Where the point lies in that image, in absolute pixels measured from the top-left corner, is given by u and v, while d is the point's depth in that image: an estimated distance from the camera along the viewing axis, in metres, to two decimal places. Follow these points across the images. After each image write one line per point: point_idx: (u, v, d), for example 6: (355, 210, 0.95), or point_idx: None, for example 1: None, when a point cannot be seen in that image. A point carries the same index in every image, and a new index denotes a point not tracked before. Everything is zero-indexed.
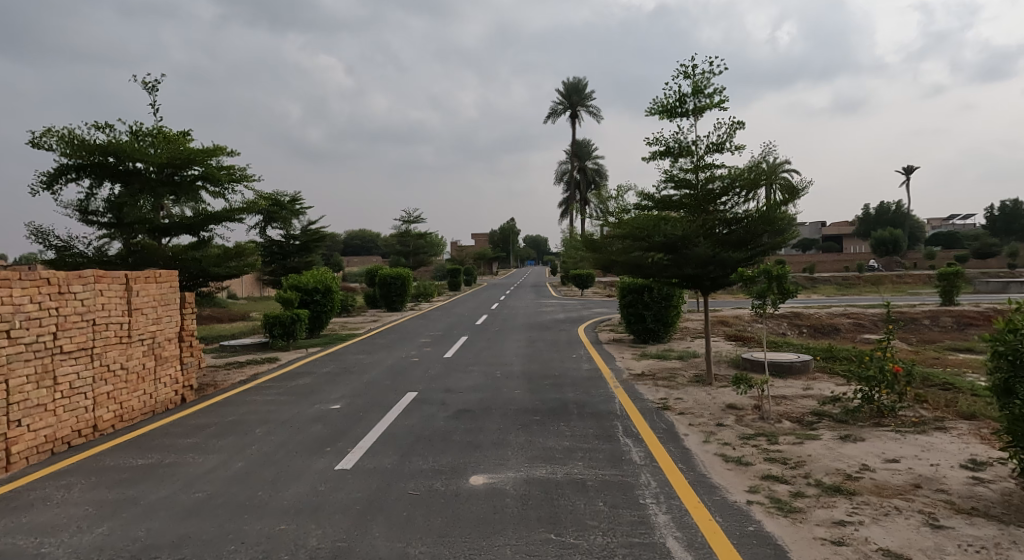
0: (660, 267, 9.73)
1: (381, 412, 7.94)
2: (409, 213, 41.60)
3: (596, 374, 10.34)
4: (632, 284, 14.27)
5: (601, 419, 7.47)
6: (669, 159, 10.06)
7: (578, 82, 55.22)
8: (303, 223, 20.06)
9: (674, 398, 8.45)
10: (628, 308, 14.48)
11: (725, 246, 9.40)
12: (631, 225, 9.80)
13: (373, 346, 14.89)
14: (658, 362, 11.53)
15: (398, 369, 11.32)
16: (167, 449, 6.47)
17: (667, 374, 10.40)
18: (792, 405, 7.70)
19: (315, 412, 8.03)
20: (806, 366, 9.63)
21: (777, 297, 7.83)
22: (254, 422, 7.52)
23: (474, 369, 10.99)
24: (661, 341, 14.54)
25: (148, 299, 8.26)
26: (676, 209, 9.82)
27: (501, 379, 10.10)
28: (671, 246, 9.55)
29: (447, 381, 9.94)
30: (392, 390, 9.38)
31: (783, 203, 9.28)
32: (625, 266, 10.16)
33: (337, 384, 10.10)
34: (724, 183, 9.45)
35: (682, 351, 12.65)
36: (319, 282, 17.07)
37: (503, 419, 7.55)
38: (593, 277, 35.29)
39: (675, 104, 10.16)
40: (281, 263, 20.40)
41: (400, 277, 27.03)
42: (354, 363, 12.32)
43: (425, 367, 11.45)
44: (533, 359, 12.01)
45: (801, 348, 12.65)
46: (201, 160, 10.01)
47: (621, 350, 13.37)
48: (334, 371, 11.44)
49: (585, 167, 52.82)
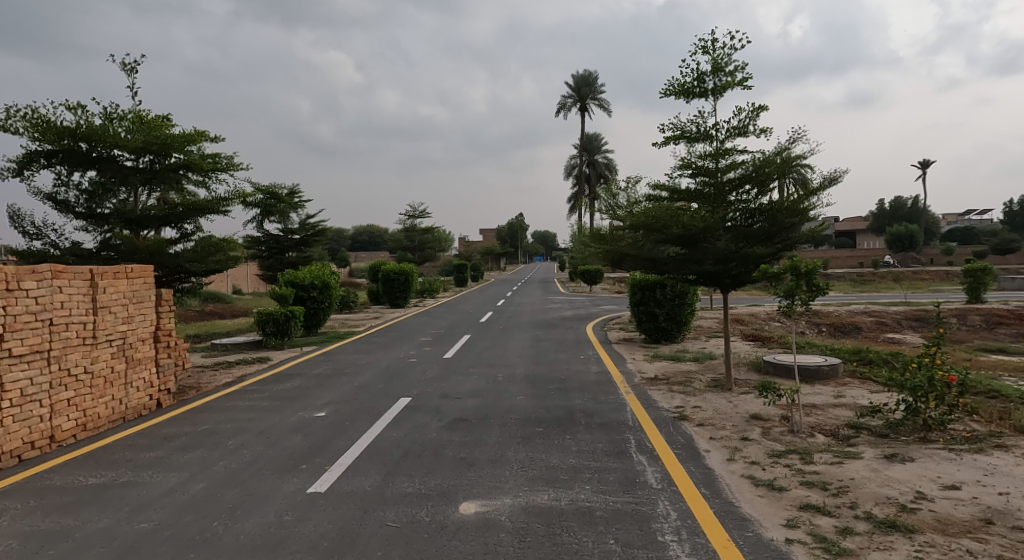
0: (676, 263, 9.00)
1: (369, 421, 7.23)
2: (415, 207, 40.86)
3: (606, 378, 9.60)
4: (644, 281, 13.49)
5: (611, 431, 6.71)
6: (686, 144, 9.29)
7: (588, 74, 54.31)
8: (302, 217, 19.38)
9: (692, 406, 7.70)
10: (639, 306, 13.71)
11: (747, 241, 8.61)
12: (643, 218, 9.08)
13: (372, 345, 14.18)
14: (672, 365, 10.77)
15: (394, 372, 10.62)
16: (124, 464, 5.78)
17: (682, 378, 9.63)
18: (825, 417, 6.92)
19: (297, 420, 7.33)
20: (834, 371, 8.91)
21: (807, 296, 6.99)
22: (229, 433, 6.83)
23: (474, 372, 10.27)
24: (674, 341, 13.76)
25: (117, 297, 7.58)
26: (692, 200, 9.07)
27: (502, 383, 9.37)
28: (688, 241, 8.84)
29: (445, 385, 9.22)
30: (383, 396, 8.66)
31: (812, 194, 8.46)
32: (638, 263, 9.43)
33: (327, 388, 9.40)
34: (745, 172, 8.68)
35: (697, 352, 11.89)
36: (319, 278, 16.40)
37: (503, 430, 6.82)
38: (602, 273, 34.54)
39: (693, 84, 9.39)
40: (280, 259, 19.69)
41: (404, 273, 26.34)
42: (349, 363, 11.63)
43: (423, 369, 10.74)
44: (539, 361, 11.26)
45: (826, 349, 11.86)
46: (182, 146, 9.29)
47: (632, 351, 12.61)
48: (326, 372, 10.75)
49: (595, 161, 51.97)
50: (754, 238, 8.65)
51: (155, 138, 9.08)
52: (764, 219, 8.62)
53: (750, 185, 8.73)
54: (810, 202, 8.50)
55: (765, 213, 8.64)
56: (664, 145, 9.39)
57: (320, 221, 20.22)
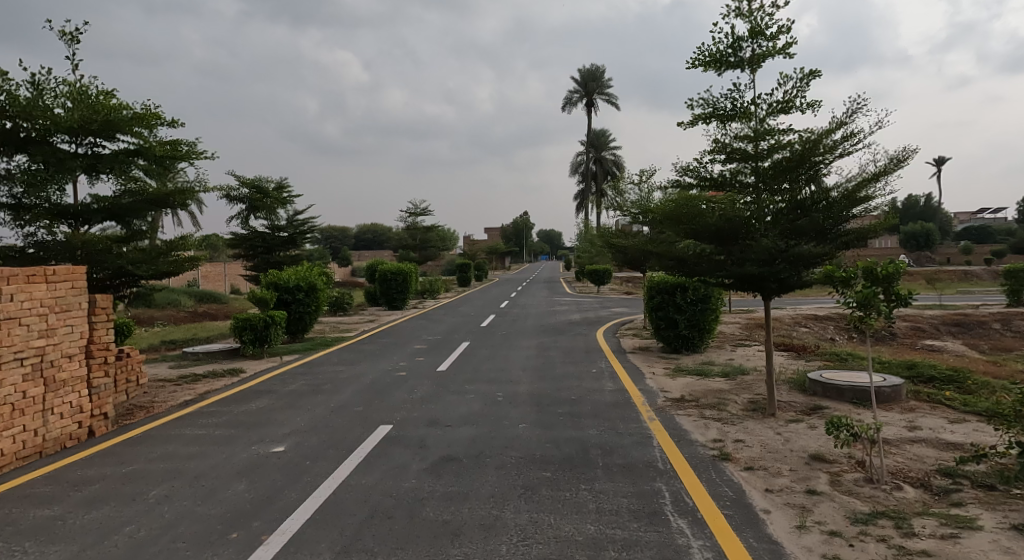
0: (706, 264, 7.57)
1: (335, 460, 5.87)
2: (415, 205, 39.60)
3: (623, 400, 8.19)
4: (664, 284, 12.07)
5: (637, 478, 5.32)
6: (719, 124, 7.87)
7: (595, 68, 52.94)
8: (290, 213, 17.94)
9: (734, 442, 6.28)
10: (656, 312, 12.29)
11: (794, 239, 7.10)
12: (668, 211, 7.68)
13: (359, 354, 12.81)
14: (698, 381, 9.38)
15: (378, 389, 9.25)
16: (4, 528, 4.41)
17: (713, 398, 8.23)
18: (906, 460, 5.52)
19: (248, 458, 5.95)
20: (896, 392, 7.52)
21: (888, 306, 5.51)
22: (159, 477, 5.46)
23: (470, 390, 8.90)
24: (695, 351, 12.34)
25: (31, 305, 6.22)
26: (727, 189, 7.62)
27: (503, 405, 8.01)
28: (722, 238, 7.42)
29: (434, 408, 7.84)
30: (360, 422, 7.28)
31: (875, 178, 6.92)
32: (660, 265, 8.02)
33: (300, 409, 8.08)
34: (791, 153, 7.20)
35: (725, 365, 10.50)
36: (304, 279, 15.08)
37: (502, 474, 5.44)
38: (610, 273, 33.18)
39: (726, 52, 7.96)
40: (267, 259, 18.35)
41: (402, 273, 25.07)
42: (329, 376, 10.29)
43: (413, 386, 9.37)
44: (545, 376, 9.87)
45: (872, 361, 10.45)
46: (129, 128, 7.90)
47: (651, 362, 11.22)
48: (302, 388, 9.39)
49: (602, 158, 50.56)
50: (801, 233, 7.13)
51: (93, 117, 7.62)
52: (815, 210, 7.08)
53: (797, 168, 7.21)
54: (872, 189, 6.95)
55: (816, 203, 7.12)
56: (692, 125, 7.97)
57: (310, 217, 18.81)
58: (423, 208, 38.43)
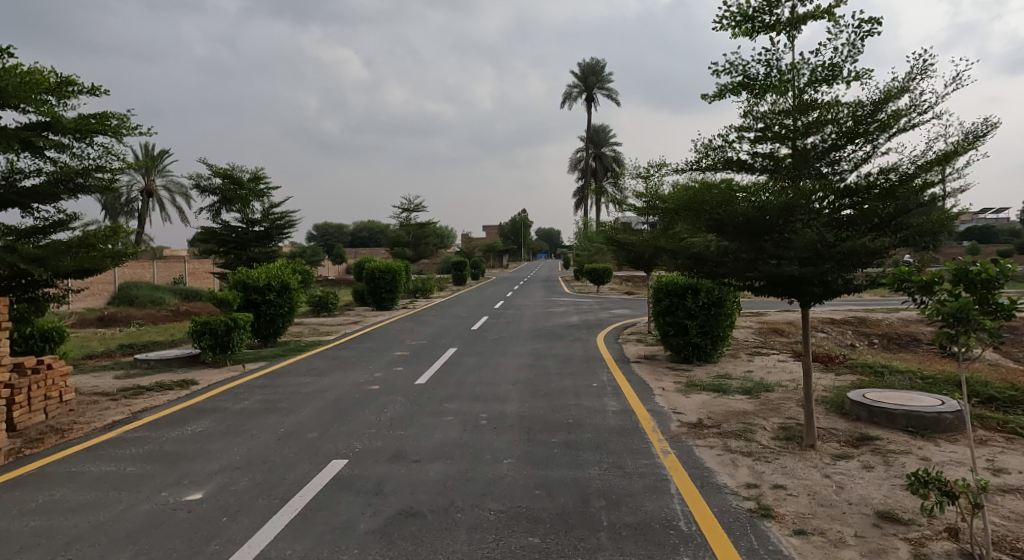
0: (730, 263, 6.21)
1: (261, 514, 4.55)
2: (409, 201, 38.36)
3: (630, 426, 6.87)
4: (674, 285, 10.80)
5: (654, 549, 4.01)
6: (750, 97, 6.51)
7: (596, 62, 51.62)
8: (266, 206, 16.58)
9: (773, 489, 4.97)
10: (665, 316, 11.01)
11: (841, 231, 5.71)
12: (685, 198, 6.36)
13: (331, 362, 11.48)
14: (716, 399, 8.08)
15: (342, 407, 7.93)
16: None
17: (737, 423, 6.91)
18: (1006, 523, 4.21)
19: (151, 511, 4.64)
20: (961, 419, 6.25)
21: (988, 320, 4.06)
22: (23, 542, 4.14)
23: (449, 411, 7.58)
24: (708, 361, 11.02)
25: None
26: (758, 173, 6.29)
27: (486, 432, 6.67)
28: (751, 231, 6.05)
29: (403, 436, 6.51)
30: (309, 455, 5.96)
31: (947, 156, 5.51)
32: (674, 263, 6.66)
33: (243, 434, 6.76)
34: (841, 127, 5.85)
35: (744, 380, 9.20)
36: (274, 278, 13.66)
37: (475, 542, 4.11)
38: (610, 272, 31.91)
39: (759, 11, 6.61)
40: (240, 256, 17.02)
41: (391, 272, 23.83)
42: (290, 391, 8.97)
43: (384, 403, 8.04)
44: (537, 392, 8.55)
45: (913, 376, 9.16)
46: (28, 94, 6.46)
47: (659, 374, 9.90)
48: (254, 406, 8.08)
49: (602, 154, 49.30)
50: (850, 225, 5.76)
51: None
52: (870, 196, 5.71)
53: (847, 147, 5.88)
54: (943, 170, 5.56)
55: (869, 188, 5.75)
56: (715, 97, 6.64)
57: (287, 210, 17.44)
58: (416, 204, 37.13)
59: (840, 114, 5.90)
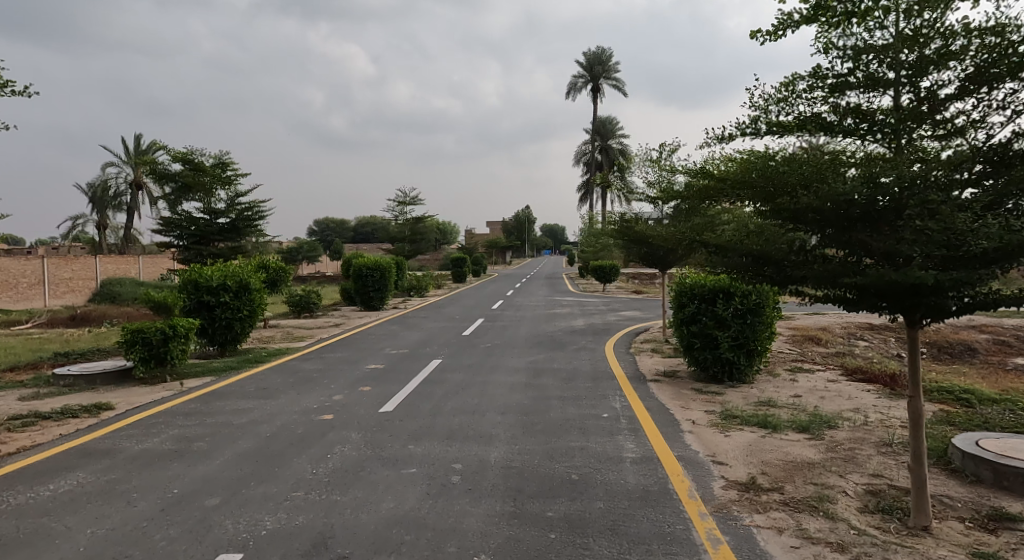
0: (811, 267, 4.34)
1: None
2: (406, 193, 36.55)
3: (657, 490, 4.96)
4: (701, 289, 9.04)
5: None
6: (826, 28, 4.59)
7: (603, 51, 49.63)
8: (232, 196, 14.70)
9: None
10: (690, 326, 9.16)
11: (988, 216, 3.82)
12: (742, 173, 4.56)
13: (289, 378, 9.60)
14: (767, 441, 6.18)
15: (276, 448, 6.06)
16: None
17: (807, 485, 5.00)
18: None
19: None
20: None
21: None
22: None
23: (413, 459, 5.70)
24: (742, 381, 9.11)
25: None
26: (845, 134, 4.47)
27: (456, 499, 4.80)
28: (845, 221, 4.17)
29: (339, 507, 4.62)
30: (191, 542, 4.06)
31: None
32: (723, 267, 4.81)
33: (121, 494, 4.87)
34: (979, 64, 3.95)
35: (795, 410, 7.31)
36: (232, 277, 11.79)
37: None
38: (617, 269, 30.04)
39: None
40: (204, 250, 15.40)
41: (380, 269, 22.00)
42: (219, 422, 7.08)
43: (330, 445, 6.14)
44: (532, 428, 6.65)
45: (1011, 407, 7.27)
46: None
47: (685, 400, 8.00)
48: (162, 445, 6.19)
49: (608, 146, 47.37)
50: (994, 206, 3.88)
51: None
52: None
53: (986, 92, 4.01)
54: None
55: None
56: (772, 33, 4.82)
57: (257, 201, 15.61)
58: (413, 197, 35.32)
59: (975, 44, 4.01)
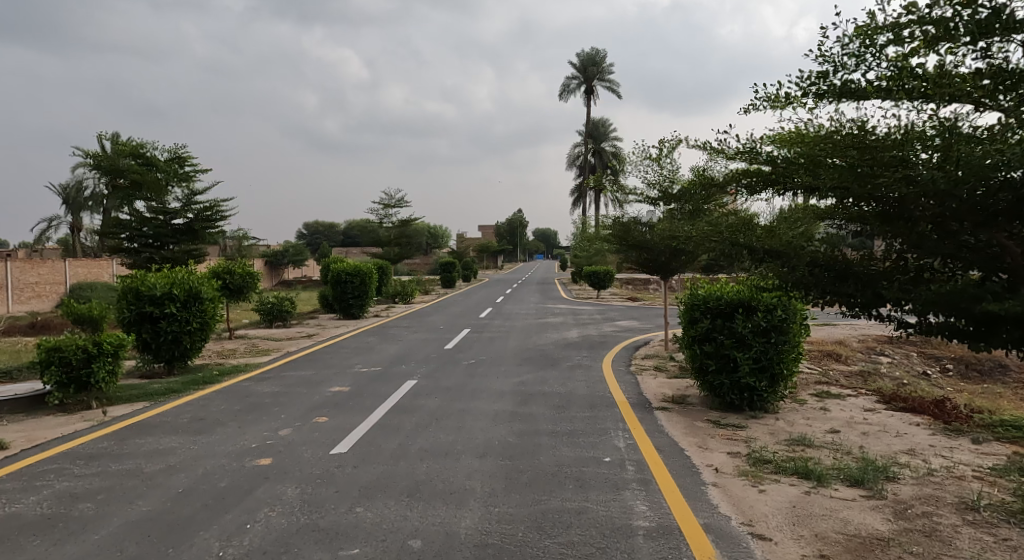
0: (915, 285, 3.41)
1: None
2: (392, 196, 35.10)
3: None
4: (717, 303, 7.69)
5: None
6: None
7: (597, 52, 48.41)
8: (186, 193, 13.34)
9: None
10: (705, 346, 7.82)
11: None
12: (817, 152, 3.58)
13: (235, 405, 8.19)
14: (817, 502, 4.82)
15: (182, 512, 4.66)
16: None
17: None
18: None
19: None
20: None
21: None
22: None
23: (356, 532, 4.32)
24: (767, 409, 7.78)
25: None
26: (955, 100, 3.35)
27: None
28: (976, 222, 3.22)
29: None
30: None
31: None
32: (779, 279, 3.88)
33: None
34: None
35: (840, 454, 5.97)
36: (179, 285, 10.35)
37: None
38: (611, 275, 28.73)
39: None
40: (156, 253, 14.42)
41: (360, 275, 20.59)
42: (126, 469, 5.66)
43: (255, 507, 4.74)
44: (517, 481, 5.28)
45: None
46: None
47: (702, 436, 6.66)
48: (34, 505, 4.78)
49: (601, 149, 46.12)
50: None
51: None
52: None
53: None
54: None
55: None
56: None
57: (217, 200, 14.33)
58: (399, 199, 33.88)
59: None
